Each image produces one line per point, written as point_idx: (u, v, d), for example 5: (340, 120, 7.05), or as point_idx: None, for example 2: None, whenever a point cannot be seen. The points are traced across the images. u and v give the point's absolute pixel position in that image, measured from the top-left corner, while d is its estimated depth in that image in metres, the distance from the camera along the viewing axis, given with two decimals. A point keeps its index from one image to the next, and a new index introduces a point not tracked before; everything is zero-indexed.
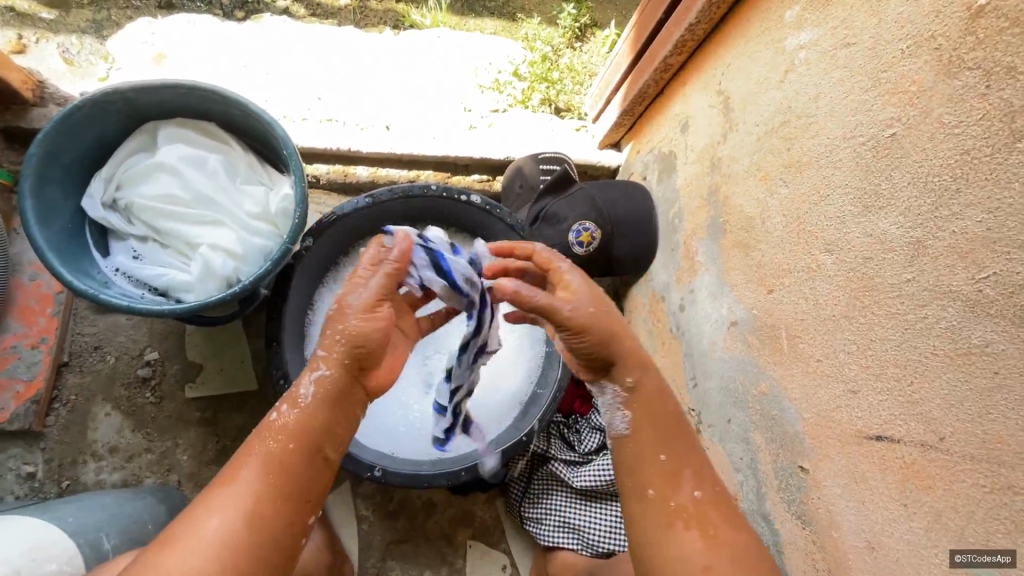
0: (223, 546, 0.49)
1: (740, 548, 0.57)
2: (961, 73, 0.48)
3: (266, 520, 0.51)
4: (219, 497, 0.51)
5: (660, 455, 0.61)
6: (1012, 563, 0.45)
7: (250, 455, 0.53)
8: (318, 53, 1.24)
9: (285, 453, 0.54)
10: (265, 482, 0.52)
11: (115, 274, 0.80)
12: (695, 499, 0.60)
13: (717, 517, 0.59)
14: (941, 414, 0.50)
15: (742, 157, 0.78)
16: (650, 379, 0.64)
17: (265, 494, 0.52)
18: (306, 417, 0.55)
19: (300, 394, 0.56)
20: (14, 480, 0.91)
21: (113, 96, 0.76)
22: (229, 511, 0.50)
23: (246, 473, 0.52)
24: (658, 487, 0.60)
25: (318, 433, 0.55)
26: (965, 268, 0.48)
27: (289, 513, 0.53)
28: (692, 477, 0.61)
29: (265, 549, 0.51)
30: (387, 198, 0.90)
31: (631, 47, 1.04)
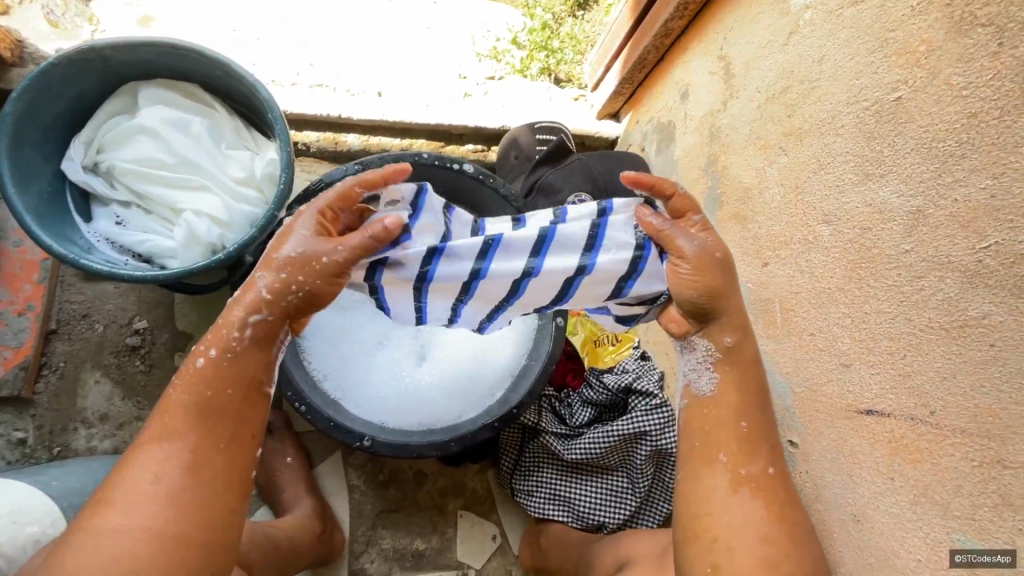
0: (169, 491, 0.48)
1: (794, 538, 0.55)
2: (972, 31, 0.46)
3: (212, 461, 0.50)
4: (154, 449, 0.49)
5: (742, 423, 0.58)
6: (1011, 563, 0.43)
7: (176, 403, 0.51)
8: (308, 16, 1.19)
9: (221, 397, 0.52)
10: (202, 427, 0.50)
11: (98, 240, 0.78)
12: (766, 474, 0.57)
13: (784, 497, 0.56)
14: (933, 387, 0.49)
15: (742, 126, 0.76)
16: (749, 346, 0.60)
17: (204, 438, 0.50)
18: (236, 360, 0.53)
19: (231, 339, 0.53)
20: (5, 446, 0.91)
21: (89, 53, 0.72)
22: (169, 461, 0.49)
23: (179, 422, 0.50)
24: (731, 455, 0.57)
25: (256, 370, 0.54)
26: (965, 238, 0.46)
27: (234, 452, 0.51)
28: (771, 454, 0.58)
29: (219, 489, 0.50)
30: (376, 165, 0.87)
31: (631, 10, 0.99)
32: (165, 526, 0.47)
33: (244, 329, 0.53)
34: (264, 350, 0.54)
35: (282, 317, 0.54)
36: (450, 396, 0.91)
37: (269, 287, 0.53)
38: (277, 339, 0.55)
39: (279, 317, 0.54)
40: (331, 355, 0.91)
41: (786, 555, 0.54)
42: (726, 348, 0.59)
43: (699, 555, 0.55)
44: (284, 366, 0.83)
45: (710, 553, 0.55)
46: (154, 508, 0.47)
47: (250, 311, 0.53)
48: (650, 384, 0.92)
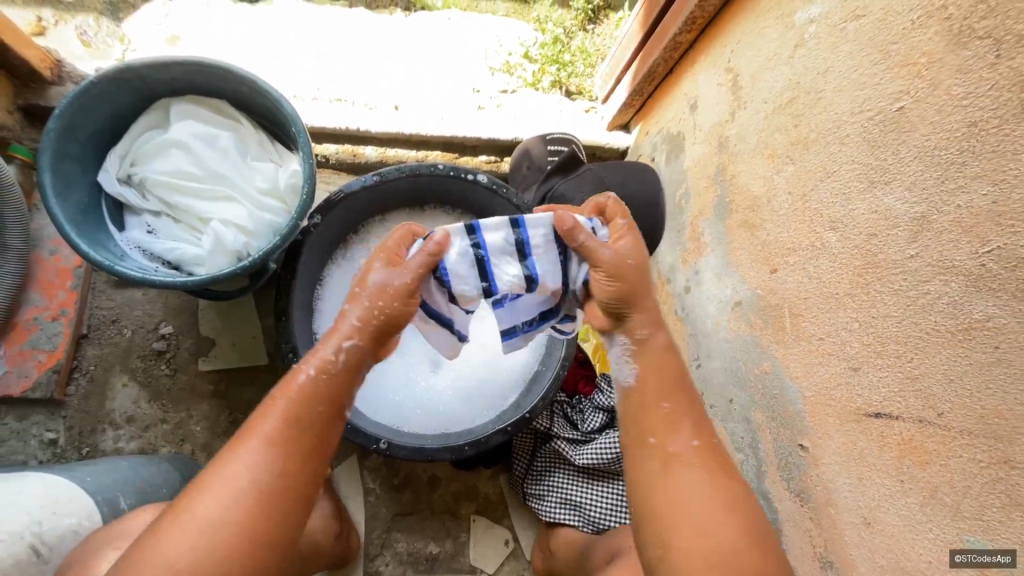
0: (261, 494, 0.49)
1: (730, 497, 0.55)
2: (971, 43, 0.47)
3: (300, 472, 0.52)
4: (245, 448, 0.51)
5: (662, 404, 0.61)
6: (1012, 564, 0.44)
7: (278, 411, 0.53)
8: (328, 33, 1.24)
9: (314, 412, 0.54)
10: (296, 438, 0.52)
11: (131, 248, 0.82)
12: (690, 446, 0.58)
13: (711, 466, 0.57)
14: (940, 390, 0.50)
15: (750, 136, 0.77)
16: (660, 338, 0.64)
17: (296, 448, 0.52)
18: (330, 378, 0.56)
19: (327, 357, 0.56)
20: (37, 446, 0.94)
21: (126, 73, 0.77)
22: (265, 466, 0.50)
23: (276, 429, 0.52)
24: (655, 439, 0.59)
25: (336, 387, 0.56)
26: (969, 242, 0.47)
27: (314, 467, 0.53)
28: (690, 424, 0.59)
29: (293, 498, 0.51)
30: (393, 175, 0.91)
31: (642, 24, 1.02)
32: (255, 528, 0.48)
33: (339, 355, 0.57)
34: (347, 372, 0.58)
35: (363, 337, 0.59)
36: (465, 403, 0.94)
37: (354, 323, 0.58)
38: (364, 362, 0.59)
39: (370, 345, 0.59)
40: None
41: (724, 519, 0.53)
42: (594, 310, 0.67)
43: (649, 533, 0.55)
44: None
45: (658, 535, 0.54)
46: (240, 503, 0.48)
47: (344, 337, 0.57)
48: None
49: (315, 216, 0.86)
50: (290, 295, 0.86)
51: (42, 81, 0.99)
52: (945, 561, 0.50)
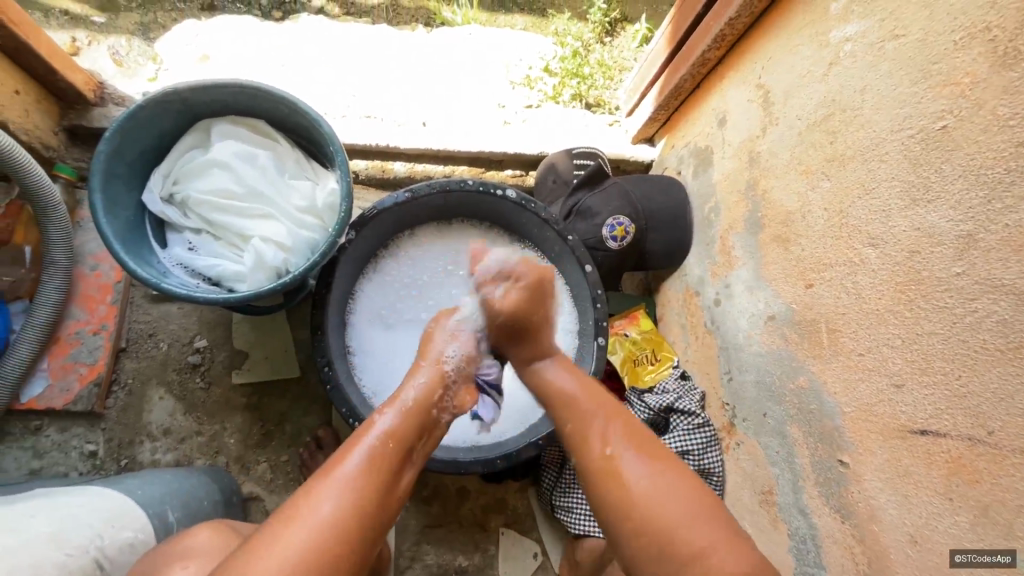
0: (340, 523, 0.51)
1: (668, 468, 0.61)
2: (1018, 65, 0.48)
3: (375, 504, 0.54)
4: (329, 482, 0.54)
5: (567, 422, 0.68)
6: (1011, 563, 0.49)
7: (365, 440, 0.58)
8: (354, 51, 1.27)
9: (392, 448, 0.58)
10: (375, 469, 0.56)
11: (173, 265, 0.84)
12: (606, 453, 0.63)
13: (630, 452, 0.62)
14: (990, 408, 0.50)
15: (782, 152, 0.78)
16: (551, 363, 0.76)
17: (375, 480, 0.55)
18: (407, 417, 0.62)
19: (403, 398, 0.64)
20: (78, 457, 0.96)
21: (172, 96, 0.79)
22: (349, 492, 0.53)
23: (361, 457, 0.56)
24: (578, 453, 0.65)
25: (410, 437, 0.61)
26: (1018, 261, 0.48)
27: (390, 510, 0.56)
28: (594, 417, 0.66)
29: (370, 539, 0.53)
30: (425, 192, 0.93)
31: (669, 42, 1.03)
32: (331, 554, 0.50)
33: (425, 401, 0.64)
34: (419, 421, 0.63)
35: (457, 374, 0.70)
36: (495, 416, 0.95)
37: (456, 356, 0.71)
38: (432, 408, 0.65)
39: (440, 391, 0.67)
40: (383, 370, 0.96)
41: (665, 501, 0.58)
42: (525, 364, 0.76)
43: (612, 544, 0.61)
44: (337, 382, 0.86)
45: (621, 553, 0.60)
46: (332, 528, 0.51)
47: (415, 380, 0.66)
48: (691, 404, 0.95)
49: (349, 232, 0.89)
50: (326, 309, 0.88)
51: (85, 103, 1.03)
52: (947, 561, 0.54)
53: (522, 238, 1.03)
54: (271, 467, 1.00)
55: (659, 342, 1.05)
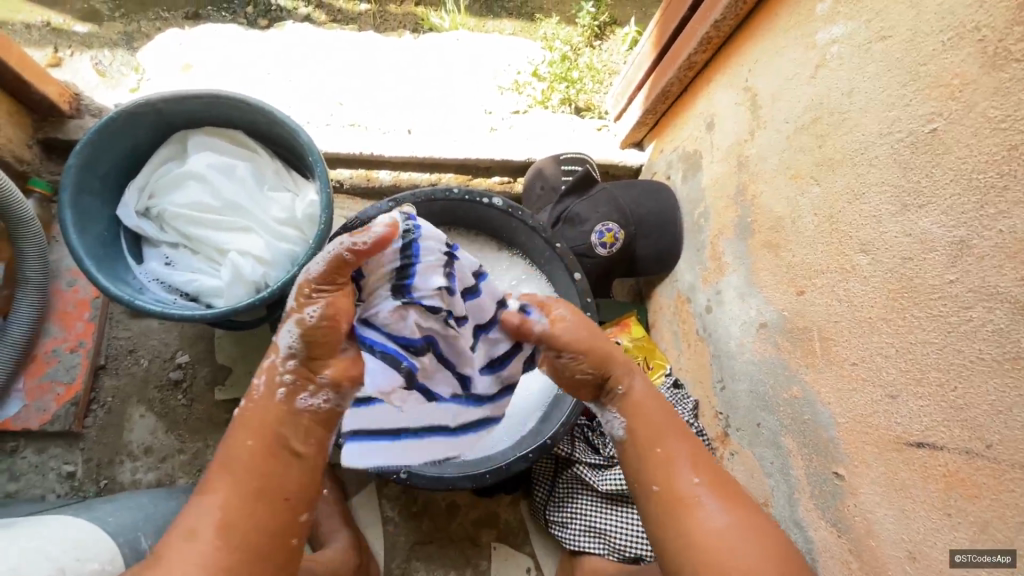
0: (204, 554, 0.47)
1: (750, 519, 0.58)
2: (1008, 66, 0.46)
3: (243, 521, 0.50)
4: (196, 503, 0.50)
5: (657, 448, 0.63)
6: (1012, 563, 0.47)
7: (217, 462, 0.53)
8: (340, 57, 1.26)
9: (249, 455, 0.53)
10: (231, 486, 0.51)
11: (149, 281, 0.82)
12: (696, 485, 0.60)
13: (720, 496, 0.59)
14: (988, 421, 0.48)
15: (771, 156, 0.76)
16: (639, 384, 0.68)
17: (234, 495, 0.50)
18: (261, 415, 0.55)
19: (257, 388, 0.57)
20: (55, 479, 0.94)
21: (145, 107, 0.77)
22: (205, 519, 0.49)
23: (215, 480, 0.51)
24: (661, 482, 0.60)
25: (271, 428, 0.54)
26: (1013, 268, 0.46)
27: (274, 511, 0.51)
28: (682, 456, 0.62)
29: (255, 546, 0.49)
30: (409, 201, 0.91)
31: (654, 45, 1.01)
32: None
33: (278, 393, 0.56)
34: (274, 412, 0.55)
35: (298, 368, 0.56)
36: None
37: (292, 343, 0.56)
38: (290, 387, 0.56)
39: (297, 369, 0.56)
40: None
41: (750, 547, 0.56)
42: (621, 394, 0.67)
43: None
44: None
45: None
46: (199, 552, 0.48)
47: (267, 369, 0.57)
48: (684, 413, 0.93)
49: None
50: None
51: (61, 115, 1.00)
52: (946, 561, 0.52)
53: (510, 245, 1.01)
54: None
55: (649, 349, 1.03)
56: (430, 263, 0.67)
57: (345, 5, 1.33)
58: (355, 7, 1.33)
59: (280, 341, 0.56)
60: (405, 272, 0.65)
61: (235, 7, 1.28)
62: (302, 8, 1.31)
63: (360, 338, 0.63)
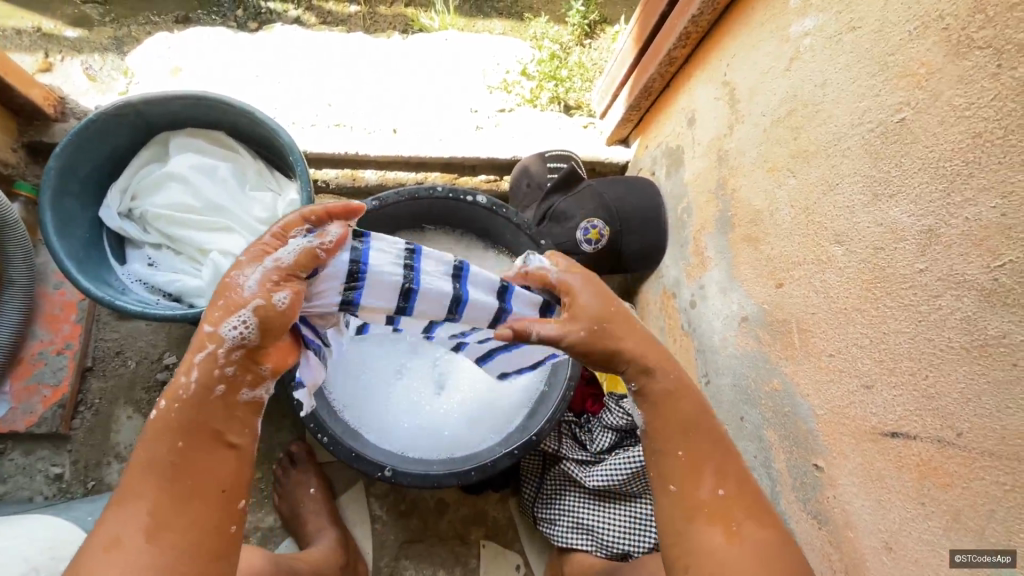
0: (133, 557, 0.48)
1: (763, 541, 0.57)
2: (971, 53, 0.46)
3: (172, 519, 0.50)
4: (119, 512, 0.50)
5: (681, 450, 0.61)
6: (1012, 563, 0.44)
7: (138, 464, 0.52)
8: (328, 58, 1.26)
9: (177, 453, 0.52)
10: (157, 487, 0.51)
11: (132, 282, 0.82)
12: (717, 497, 0.59)
13: (742, 512, 0.58)
14: (958, 409, 0.48)
15: (750, 149, 0.76)
16: (662, 382, 0.63)
17: (163, 496, 0.50)
18: (187, 409, 0.53)
19: (183, 382, 0.53)
20: (43, 481, 0.94)
21: (125, 109, 0.78)
22: (134, 523, 0.49)
23: (138, 481, 0.51)
24: (679, 485, 0.60)
25: (202, 423, 0.53)
26: (979, 256, 0.46)
27: (207, 504, 0.51)
28: (710, 466, 0.60)
29: (191, 542, 0.50)
30: (392, 200, 0.92)
31: (635, 42, 1.02)
32: None
33: (212, 386, 0.53)
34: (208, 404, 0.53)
35: (240, 361, 0.54)
36: (472, 424, 0.93)
37: (239, 334, 0.53)
38: (221, 380, 0.53)
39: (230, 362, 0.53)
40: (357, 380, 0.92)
41: (752, 567, 0.55)
42: (633, 393, 0.64)
43: None
44: (305, 398, 0.85)
45: None
46: (130, 556, 0.48)
47: (196, 358, 0.53)
48: None
49: None
50: None
51: (46, 118, 1.01)
52: (945, 561, 0.50)
53: (496, 244, 1.01)
54: None
55: None
56: (385, 284, 0.64)
57: (334, 7, 1.33)
58: (345, 9, 1.34)
59: (227, 331, 0.53)
60: (353, 289, 0.62)
61: (225, 11, 1.29)
62: (292, 11, 1.32)
63: (301, 338, 0.61)
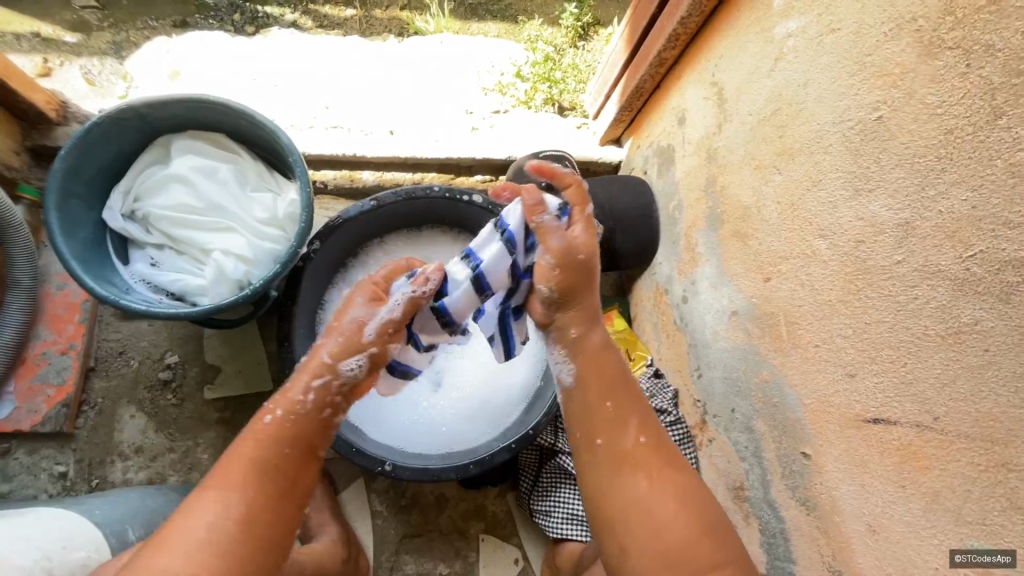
0: (219, 542, 0.52)
1: (682, 484, 0.62)
2: (942, 54, 0.48)
3: (263, 515, 0.55)
4: (215, 497, 0.54)
5: (608, 402, 0.65)
6: (1012, 564, 0.45)
7: (241, 456, 0.57)
8: (325, 61, 1.28)
9: (280, 456, 0.58)
10: (257, 480, 0.56)
11: (136, 282, 0.84)
12: (639, 444, 0.63)
13: (659, 459, 0.63)
14: (935, 394, 0.51)
15: (738, 147, 0.78)
16: (596, 335, 0.69)
17: (260, 489, 0.56)
18: (299, 420, 0.61)
19: (296, 400, 0.62)
20: (48, 479, 0.95)
21: (128, 112, 0.79)
22: (230, 508, 0.54)
23: (240, 471, 0.56)
24: (605, 437, 0.64)
25: (306, 437, 0.61)
26: (953, 247, 0.48)
27: (291, 507, 0.57)
28: (635, 420, 0.65)
29: (270, 537, 0.55)
30: (390, 200, 0.93)
31: (626, 44, 1.04)
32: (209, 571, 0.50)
33: (321, 409, 0.63)
34: (314, 423, 0.62)
35: (347, 390, 0.65)
36: (469, 421, 0.95)
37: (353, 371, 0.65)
38: (330, 403, 0.63)
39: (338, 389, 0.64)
40: None
41: (677, 513, 0.59)
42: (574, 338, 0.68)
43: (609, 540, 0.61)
44: None
45: (617, 539, 0.60)
46: (221, 541, 0.52)
47: (311, 380, 0.63)
48: (663, 402, 0.95)
49: (314, 242, 0.89)
50: (293, 319, 0.88)
51: (48, 122, 1.02)
52: (926, 539, 0.52)
53: None
54: None
55: (631, 341, 1.06)
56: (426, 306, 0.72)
57: (330, 11, 1.35)
58: (341, 12, 1.35)
59: (346, 367, 0.64)
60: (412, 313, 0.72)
61: (222, 14, 1.30)
62: (289, 15, 1.33)
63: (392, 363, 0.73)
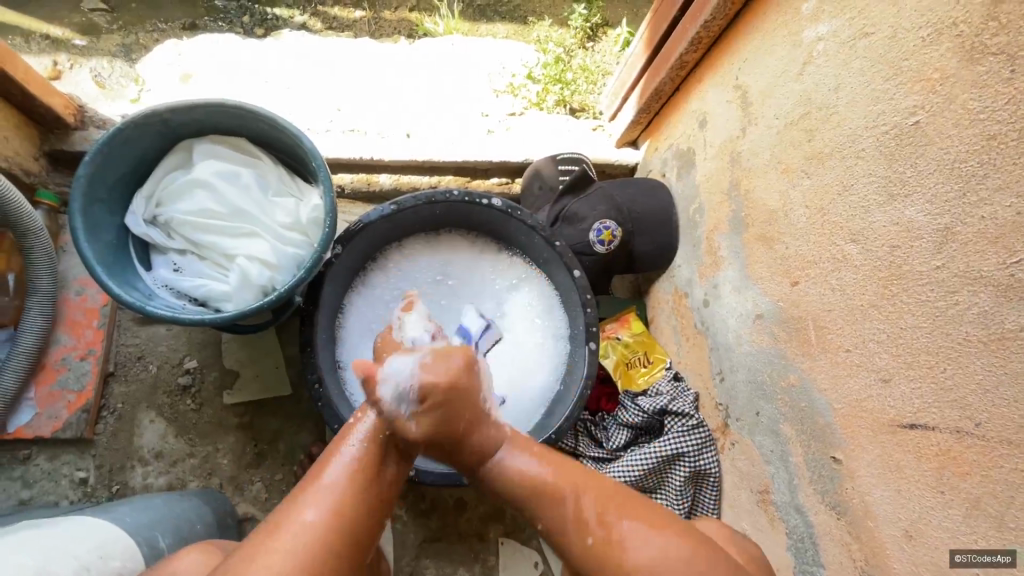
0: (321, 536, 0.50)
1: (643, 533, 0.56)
2: (984, 59, 0.48)
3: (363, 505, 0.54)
4: (315, 491, 0.53)
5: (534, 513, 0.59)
6: (1011, 563, 0.48)
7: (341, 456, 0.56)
8: (338, 64, 1.28)
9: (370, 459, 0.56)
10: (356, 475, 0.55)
11: (158, 287, 0.84)
12: (574, 538, 0.56)
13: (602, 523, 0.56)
14: (977, 400, 0.50)
15: (763, 150, 0.78)
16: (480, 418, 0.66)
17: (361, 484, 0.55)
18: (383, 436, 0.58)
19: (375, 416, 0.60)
20: (68, 485, 0.95)
21: (151, 117, 0.79)
22: (335, 495, 0.53)
23: (342, 469, 0.55)
24: (541, 524, 0.58)
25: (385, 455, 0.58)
26: (996, 253, 0.48)
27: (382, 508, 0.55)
28: (543, 508, 0.58)
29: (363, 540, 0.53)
30: (410, 204, 0.93)
31: (646, 46, 1.03)
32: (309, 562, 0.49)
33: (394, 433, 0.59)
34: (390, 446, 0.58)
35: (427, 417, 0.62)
36: None
37: None
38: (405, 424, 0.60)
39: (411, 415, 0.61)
40: None
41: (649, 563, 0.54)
42: None
43: None
44: (328, 399, 0.86)
45: None
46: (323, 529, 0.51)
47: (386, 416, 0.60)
48: (685, 405, 0.95)
49: (336, 247, 0.89)
50: (315, 324, 0.88)
51: (65, 127, 1.02)
52: (965, 543, 0.52)
53: (509, 246, 1.03)
54: (265, 487, 0.99)
55: (650, 343, 1.05)
56: None
57: (340, 13, 1.35)
58: (350, 14, 1.35)
59: None
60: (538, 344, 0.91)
61: (231, 17, 1.31)
62: (298, 17, 1.34)
63: None
